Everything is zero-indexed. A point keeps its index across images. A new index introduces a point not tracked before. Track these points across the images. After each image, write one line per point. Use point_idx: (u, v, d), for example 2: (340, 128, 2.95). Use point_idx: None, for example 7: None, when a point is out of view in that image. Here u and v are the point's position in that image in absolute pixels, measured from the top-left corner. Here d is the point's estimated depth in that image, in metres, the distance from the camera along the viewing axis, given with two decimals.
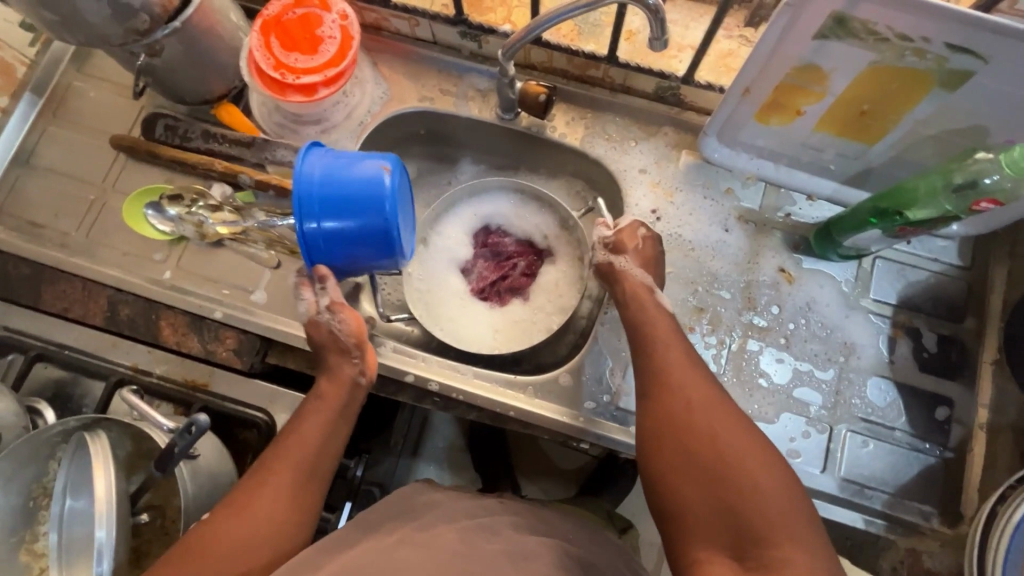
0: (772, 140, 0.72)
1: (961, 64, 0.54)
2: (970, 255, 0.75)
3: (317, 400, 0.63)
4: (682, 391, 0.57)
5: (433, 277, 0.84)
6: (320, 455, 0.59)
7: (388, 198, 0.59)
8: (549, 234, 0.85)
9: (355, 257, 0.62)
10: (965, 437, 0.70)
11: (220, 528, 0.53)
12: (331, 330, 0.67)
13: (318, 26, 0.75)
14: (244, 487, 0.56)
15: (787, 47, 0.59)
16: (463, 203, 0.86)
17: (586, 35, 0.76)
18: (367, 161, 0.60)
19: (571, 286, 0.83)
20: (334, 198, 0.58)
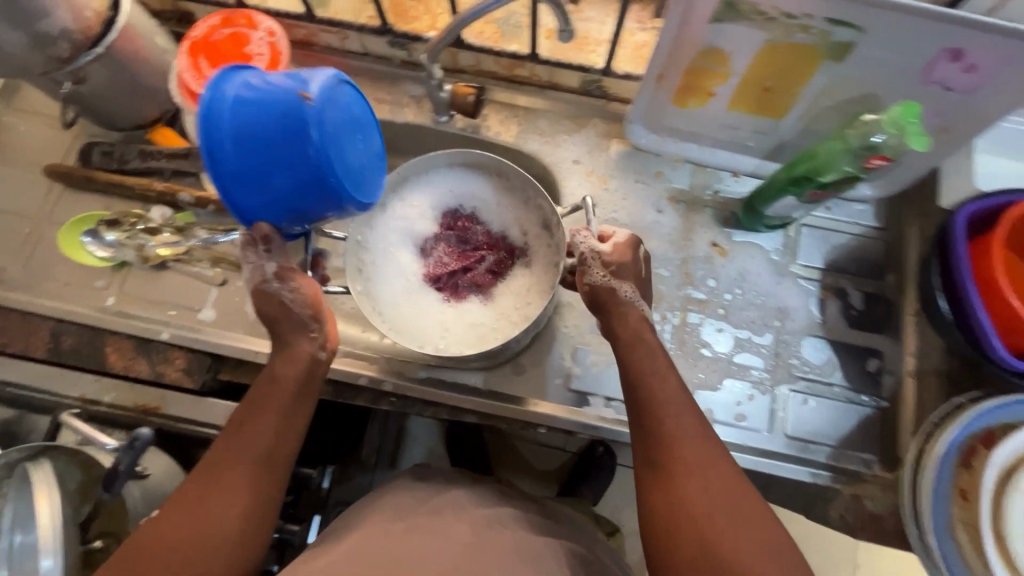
0: (691, 122, 0.76)
1: (843, 37, 0.59)
2: (885, 216, 0.80)
3: (271, 383, 0.59)
4: (702, 476, 0.54)
5: (387, 252, 0.74)
6: (276, 452, 0.57)
7: (315, 130, 0.48)
8: (524, 233, 0.76)
9: (293, 205, 0.52)
10: (897, 385, 0.74)
11: (168, 528, 0.52)
12: (283, 302, 0.61)
13: (246, 44, 0.76)
14: (194, 484, 0.54)
15: (689, 31, 0.63)
16: (439, 175, 0.76)
17: (508, 36, 0.79)
18: (286, 85, 0.49)
19: (541, 295, 0.73)
20: (253, 135, 0.48)
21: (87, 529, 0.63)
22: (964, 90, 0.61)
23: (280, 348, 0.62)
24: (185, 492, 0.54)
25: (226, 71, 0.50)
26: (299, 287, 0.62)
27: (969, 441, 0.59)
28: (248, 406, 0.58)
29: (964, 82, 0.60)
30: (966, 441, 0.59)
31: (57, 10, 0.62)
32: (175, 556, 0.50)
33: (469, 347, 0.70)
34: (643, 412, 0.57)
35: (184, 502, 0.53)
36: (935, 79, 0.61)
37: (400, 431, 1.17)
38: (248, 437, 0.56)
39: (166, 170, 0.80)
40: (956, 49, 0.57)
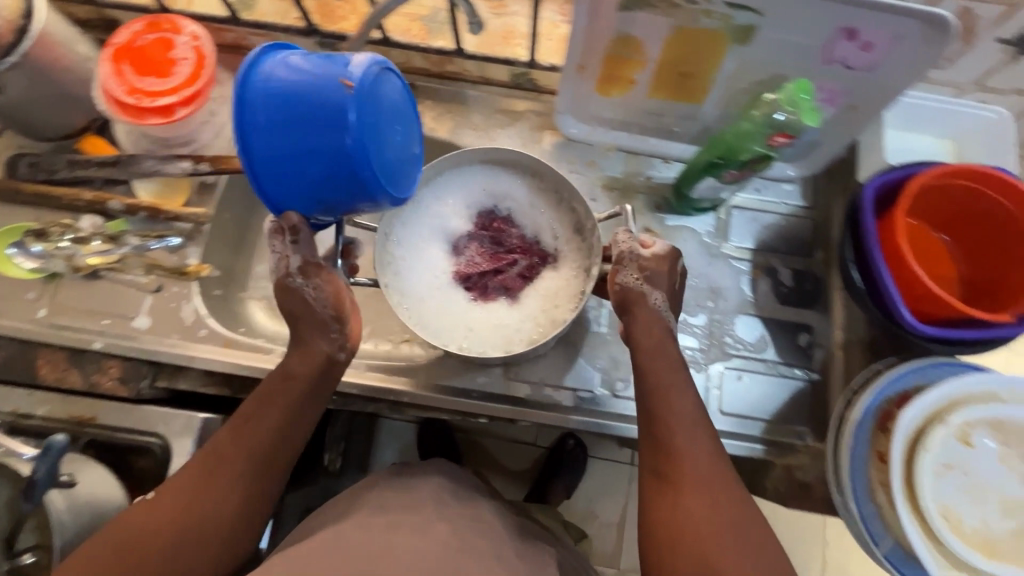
0: (617, 110, 0.78)
1: (745, 20, 0.61)
2: (812, 195, 0.83)
3: (286, 378, 0.62)
4: (707, 494, 0.56)
5: (418, 248, 0.74)
6: (275, 454, 0.60)
7: (351, 117, 0.49)
8: (556, 237, 0.75)
9: (323, 194, 0.54)
10: (827, 358, 0.76)
11: (161, 509, 0.55)
12: (306, 298, 0.64)
13: (170, 48, 0.76)
14: (194, 469, 0.57)
15: (600, 21, 0.65)
16: (473, 171, 0.75)
17: (435, 32, 0.80)
18: (329, 70, 0.50)
19: (571, 298, 0.72)
20: (286, 115, 0.50)
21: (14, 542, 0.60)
22: (864, 68, 0.64)
23: (297, 343, 0.65)
24: (180, 477, 0.57)
25: (265, 50, 0.52)
26: (321, 283, 0.65)
27: (884, 405, 0.61)
28: (258, 403, 0.61)
29: (863, 60, 0.63)
30: (881, 405, 0.61)
31: None
32: (169, 529, 0.54)
33: (493, 349, 0.70)
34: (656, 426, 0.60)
35: (180, 485, 0.56)
36: (836, 58, 0.63)
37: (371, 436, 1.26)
38: (255, 436, 0.59)
39: (97, 177, 0.78)
40: (850, 28, 0.59)
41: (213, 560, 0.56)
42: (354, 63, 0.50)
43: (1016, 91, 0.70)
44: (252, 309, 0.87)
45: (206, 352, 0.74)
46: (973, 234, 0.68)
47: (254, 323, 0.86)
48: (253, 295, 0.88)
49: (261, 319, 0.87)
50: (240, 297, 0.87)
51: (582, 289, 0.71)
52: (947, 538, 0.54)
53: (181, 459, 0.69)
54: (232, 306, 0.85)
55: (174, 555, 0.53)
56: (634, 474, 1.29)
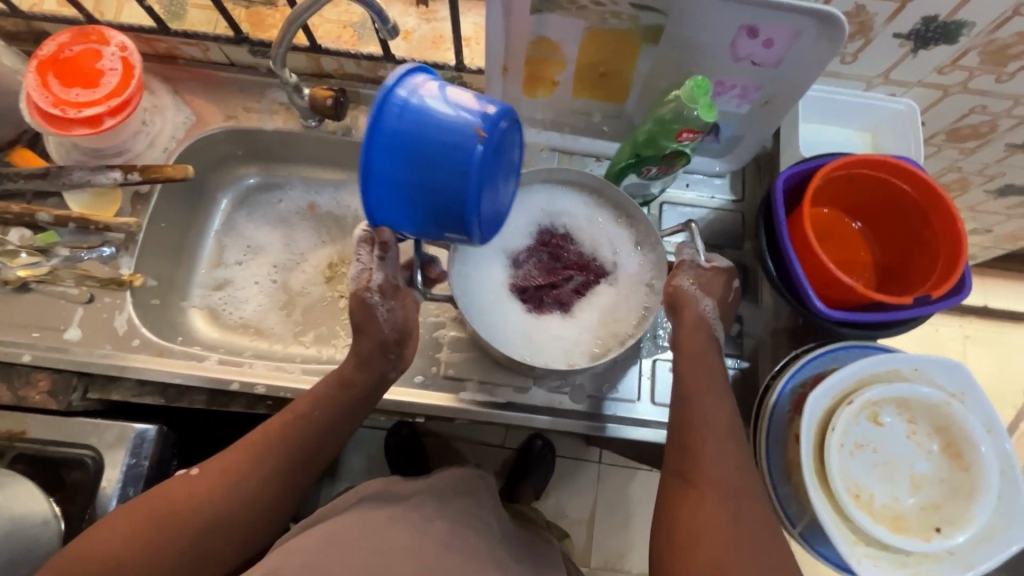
0: (547, 111, 0.79)
1: (652, 21, 0.63)
2: (741, 189, 0.85)
3: (341, 387, 0.65)
4: (730, 499, 0.57)
5: (478, 262, 0.71)
6: (312, 455, 0.64)
7: (475, 163, 0.50)
8: (614, 254, 0.73)
9: (425, 222, 0.55)
10: (757, 346, 0.78)
11: (200, 487, 0.60)
12: (377, 314, 0.66)
13: (98, 59, 0.76)
14: (237, 454, 0.62)
15: (516, 24, 0.66)
16: (534, 190, 0.74)
17: (365, 38, 0.81)
18: (464, 114, 0.51)
19: (631, 314, 0.70)
20: (412, 145, 0.51)
21: None
22: (771, 64, 0.66)
23: (353, 351, 0.67)
24: (221, 461, 0.62)
25: (407, 73, 0.53)
26: (395, 305, 0.67)
27: (798, 389, 0.63)
28: (309, 402, 0.65)
29: (768, 57, 0.65)
30: (796, 389, 0.63)
31: None
32: (208, 504, 0.59)
33: (558, 362, 0.67)
34: (691, 433, 0.61)
35: (221, 467, 0.61)
36: (743, 56, 0.65)
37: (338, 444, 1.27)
38: (302, 435, 0.63)
39: (25, 190, 0.78)
40: (751, 26, 0.62)
41: (233, 545, 0.60)
42: (490, 113, 0.51)
43: (921, 83, 0.73)
44: (193, 318, 0.87)
45: (137, 361, 0.74)
46: (881, 219, 0.70)
47: (196, 333, 0.86)
48: (195, 303, 0.88)
49: (203, 328, 0.86)
50: (181, 306, 0.87)
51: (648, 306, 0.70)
52: (855, 513, 0.56)
53: (113, 471, 0.69)
54: (172, 315, 0.85)
55: (202, 535, 0.58)
56: (602, 471, 1.30)
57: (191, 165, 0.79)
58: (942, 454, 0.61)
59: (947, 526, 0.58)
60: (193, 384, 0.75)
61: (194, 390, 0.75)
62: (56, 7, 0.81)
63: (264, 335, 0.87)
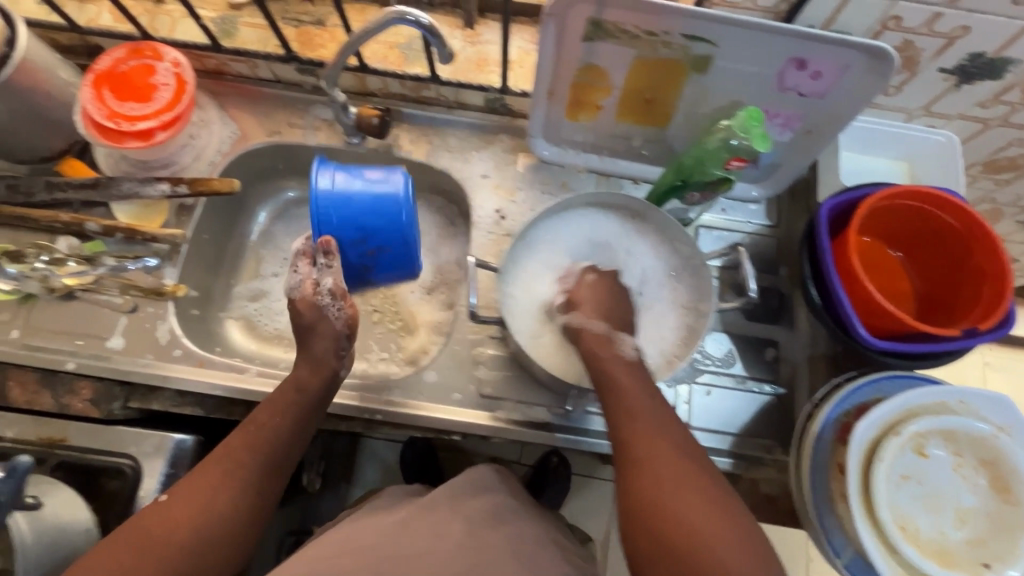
0: (587, 134, 0.80)
1: (701, 51, 0.64)
2: (776, 214, 0.85)
3: (300, 391, 0.68)
4: (685, 502, 0.52)
5: (530, 289, 0.72)
6: (282, 457, 0.66)
7: (405, 220, 0.69)
8: (659, 277, 0.74)
9: (372, 266, 0.73)
10: (792, 372, 0.78)
11: (182, 508, 0.58)
12: (323, 314, 0.71)
13: (152, 74, 0.78)
14: (206, 472, 0.61)
15: (567, 50, 0.67)
16: (581, 215, 0.75)
17: (411, 59, 0.83)
18: (382, 187, 0.69)
19: (680, 336, 0.71)
20: (351, 216, 0.68)
21: None
22: (816, 95, 0.67)
23: (306, 357, 0.71)
24: (195, 480, 0.60)
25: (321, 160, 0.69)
26: (343, 304, 0.72)
27: (843, 417, 0.63)
28: (269, 413, 0.67)
29: (815, 88, 0.66)
30: (840, 417, 0.63)
31: None
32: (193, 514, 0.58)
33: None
34: (619, 430, 0.59)
35: (196, 488, 0.60)
36: (789, 87, 0.66)
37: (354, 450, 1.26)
38: (269, 441, 0.65)
39: (73, 201, 0.79)
40: (800, 59, 0.63)
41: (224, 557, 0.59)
42: (402, 183, 0.69)
43: (962, 116, 0.74)
44: (230, 329, 0.88)
45: (178, 371, 0.75)
46: (924, 249, 0.71)
47: (233, 344, 0.86)
48: (232, 314, 0.89)
49: (240, 339, 0.87)
50: (219, 317, 0.87)
51: (688, 324, 0.72)
52: (903, 546, 0.55)
53: (152, 481, 0.69)
54: (212, 327, 0.86)
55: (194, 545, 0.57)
56: None
57: (237, 179, 0.81)
58: (990, 488, 0.60)
59: (996, 561, 0.57)
60: (233, 396, 0.75)
61: (234, 401, 0.76)
62: (112, 22, 0.83)
63: None
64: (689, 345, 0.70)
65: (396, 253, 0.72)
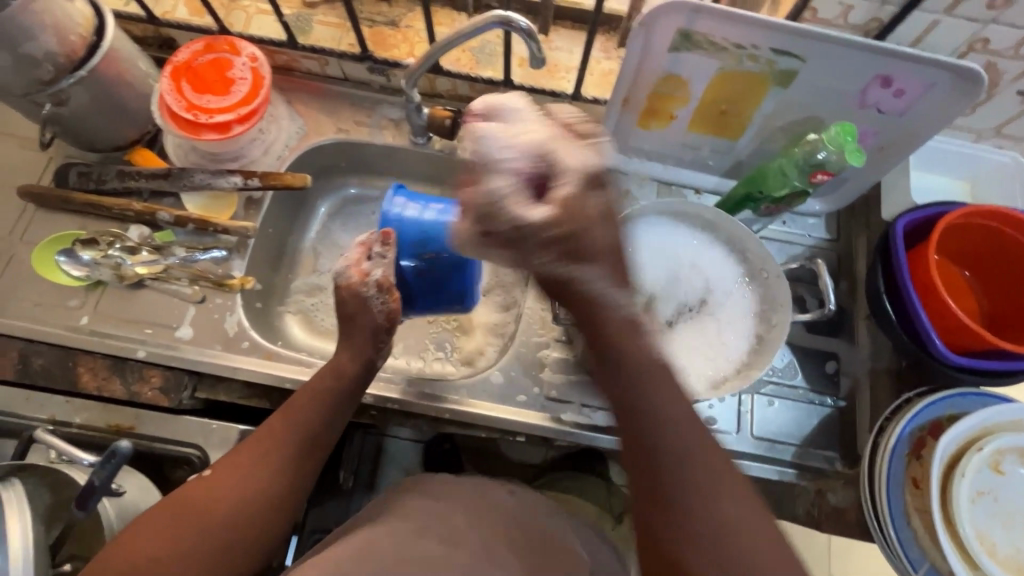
0: (655, 143, 0.81)
1: (787, 65, 0.65)
2: (835, 228, 0.85)
3: (334, 375, 0.66)
4: (707, 515, 0.43)
5: None
6: (321, 437, 0.63)
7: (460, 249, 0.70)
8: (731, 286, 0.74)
9: (428, 290, 0.74)
10: (854, 386, 0.78)
11: (213, 488, 0.57)
12: (363, 302, 0.69)
13: (229, 68, 0.79)
14: (242, 454, 0.60)
15: (650, 60, 0.68)
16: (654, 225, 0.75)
17: (483, 63, 0.84)
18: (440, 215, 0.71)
19: (752, 348, 0.71)
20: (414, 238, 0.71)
21: (55, 553, 0.62)
22: (896, 112, 0.68)
23: (346, 344, 0.69)
24: (234, 460, 0.60)
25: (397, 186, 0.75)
26: (388, 299, 0.69)
27: (918, 432, 0.64)
28: (306, 396, 0.64)
29: (895, 105, 0.67)
30: (915, 432, 0.64)
31: (43, 35, 0.64)
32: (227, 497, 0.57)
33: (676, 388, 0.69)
34: (646, 428, 0.46)
35: (231, 468, 0.59)
36: (870, 104, 0.68)
37: (377, 450, 1.12)
38: (304, 426, 0.63)
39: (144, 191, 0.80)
40: (885, 77, 0.64)
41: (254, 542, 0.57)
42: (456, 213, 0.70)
43: None
44: (288, 323, 0.88)
45: (247, 364, 0.75)
46: (993, 269, 0.71)
47: (292, 338, 0.86)
48: (290, 309, 0.89)
49: (298, 334, 0.87)
50: (277, 312, 0.88)
51: (757, 334, 0.72)
52: (986, 563, 0.56)
53: None
54: (271, 321, 0.86)
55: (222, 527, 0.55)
56: None
57: (308, 175, 0.81)
58: None
59: None
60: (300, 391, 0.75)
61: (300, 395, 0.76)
62: (189, 16, 0.84)
63: None
64: (758, 354, 0.70)
65: (449, 280, 0.72)
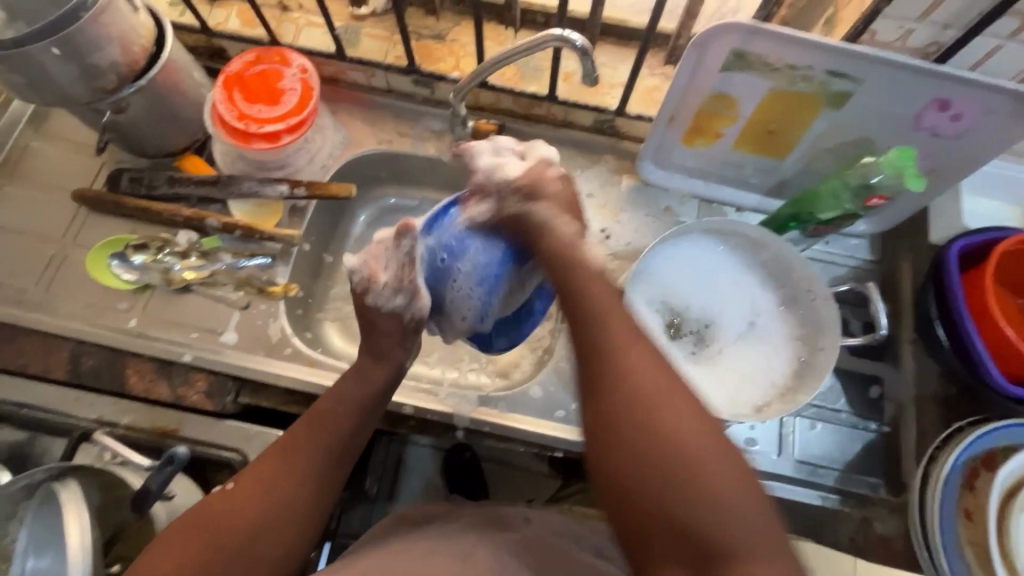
0: (698, 160, 0.80)
1: (841, 87, 0.65)
2: (879, 250, 0.83)
3: (362, 378, 0.64)
4: (638, 392, 0.48)
5: (649, 317, 0.73)
6: (349, 446, 0.61)
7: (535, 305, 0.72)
8: (768, 309, 0.75)
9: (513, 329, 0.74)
10: (899, 411, 0.76)
11: (243, 496, 0.54)
12: (379, 307, 0.65)
13: (279, 79, 0.80)
14: (269, 460, 0.57)
15: (700, 79, 0.68)
16: (691, 244, 0.75)
17: (528, 78, 0.85)
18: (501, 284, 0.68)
19: (791, 371, 0.71)
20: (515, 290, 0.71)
21: (105, 553, 0.63)
22: (951, 136, 0.67)
23: (370, 347, 0.66)
24: (256, 469, 0.57)
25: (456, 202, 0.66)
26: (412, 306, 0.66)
27: (971, 463, 0.63)
28: (331, 400, 0.62)
29: (951, 129, 0.66)
30: (968, 463, 0.63)
31: (109, 46, 0.66)
32: (249, 510, 0.54)
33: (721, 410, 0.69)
34: (593, 349, 0.52)
35: (258, 477, 0.56)
36: (925, 127, 0.67)
37: (398, 463, 1.07)
38: (330, 433, 0.60)
39: (190, 199, 0.82)
40: (942, 101, 0.63)
41: (287, 550, 0.54)
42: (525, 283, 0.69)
43: None
44: (327, 330, 0.89)
45: (290, 371, 0.76)
46: None
47: (330, 345, 0.87)
48: (329, 316, 0.90)
49: (336, 341, 0.88)
50: (316, 318, 0.88)
51: (802, 356, 0.72)
52: None
53: None
54: (310, 328, 0.87)
55: (244, 542, 0.52)
56: None
57: (352, 185, 0.82)
58: None
59: None
60: None
61: None
62: (241, 27, 0.86)
63: None
64: (803, 377, 0.70)
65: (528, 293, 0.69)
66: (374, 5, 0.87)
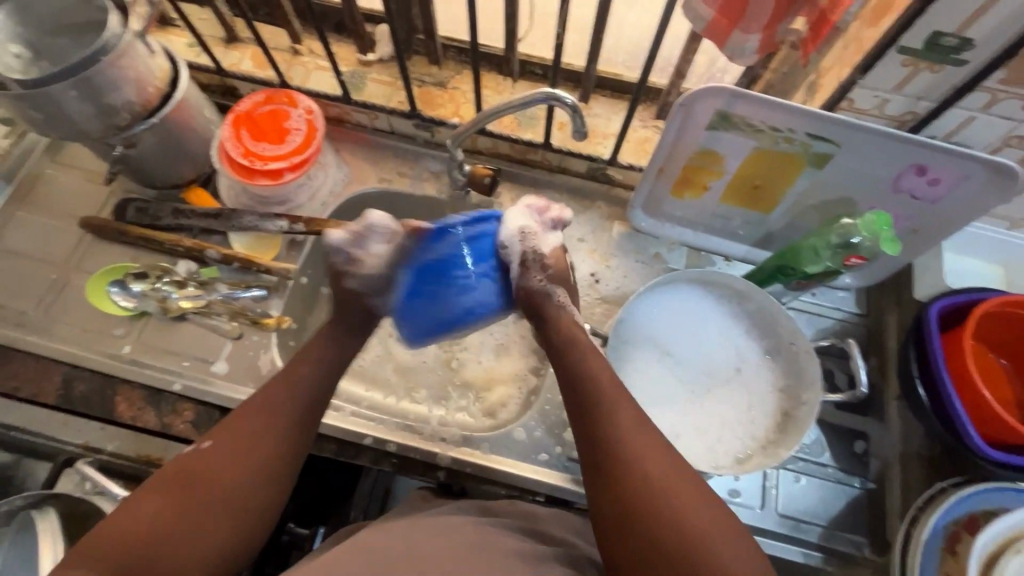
0: (688, 211, 0.82)
1: (822, 149, 0.67)
2: (864, 303, 0.84)
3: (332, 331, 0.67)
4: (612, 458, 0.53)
5: (632, 361, 0.74)
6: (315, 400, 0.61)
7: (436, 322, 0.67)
8: (753, 350, 0.75)
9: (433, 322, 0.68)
10: (884, 468, 0.76)
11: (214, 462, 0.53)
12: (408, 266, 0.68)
13: (286, 119, 0.83)
14: (241, 421, 0.56)
15: (687, 136, 0.71)
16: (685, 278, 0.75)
17: (524, 125, 0.88)
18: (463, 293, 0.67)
19: (773, 423, 0.72)
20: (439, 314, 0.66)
21: None
22: (931, 199, 0.69)
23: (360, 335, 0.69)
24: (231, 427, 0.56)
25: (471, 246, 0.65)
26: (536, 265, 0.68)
27: (952, 525, 0.62)
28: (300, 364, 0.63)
29: (930, 193, 0.68)
30: (949, 525, 0.63)
31: (125, 87, 0.70)
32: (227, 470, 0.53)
33: (703, 462, 0.68)
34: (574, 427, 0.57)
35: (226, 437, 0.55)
36: (904, 189, 0.69)
37: None
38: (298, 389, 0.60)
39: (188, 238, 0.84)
40: (920, 165, 0.66)
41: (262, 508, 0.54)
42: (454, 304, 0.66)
43: None
44: None
45: None
46: None
47: None
48: None
49: None
50: None
51: (783, 408, 0.72)
52: None
53: None
54: None
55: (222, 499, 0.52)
56: None
57: None
58: None
59: None
60: (324, 433, 0.76)
61: (326, 438, 0.76)
62: (253, 69, 0.91)
63: (380, 388, 0.88)
64: (786, 431, 0.70)
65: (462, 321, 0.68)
66: (380, 51, 0.92)
